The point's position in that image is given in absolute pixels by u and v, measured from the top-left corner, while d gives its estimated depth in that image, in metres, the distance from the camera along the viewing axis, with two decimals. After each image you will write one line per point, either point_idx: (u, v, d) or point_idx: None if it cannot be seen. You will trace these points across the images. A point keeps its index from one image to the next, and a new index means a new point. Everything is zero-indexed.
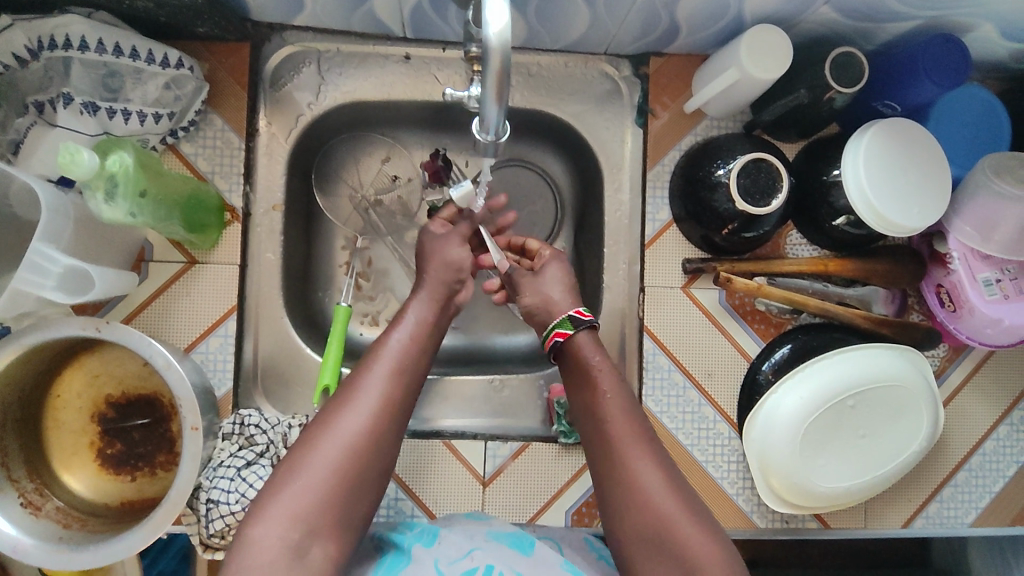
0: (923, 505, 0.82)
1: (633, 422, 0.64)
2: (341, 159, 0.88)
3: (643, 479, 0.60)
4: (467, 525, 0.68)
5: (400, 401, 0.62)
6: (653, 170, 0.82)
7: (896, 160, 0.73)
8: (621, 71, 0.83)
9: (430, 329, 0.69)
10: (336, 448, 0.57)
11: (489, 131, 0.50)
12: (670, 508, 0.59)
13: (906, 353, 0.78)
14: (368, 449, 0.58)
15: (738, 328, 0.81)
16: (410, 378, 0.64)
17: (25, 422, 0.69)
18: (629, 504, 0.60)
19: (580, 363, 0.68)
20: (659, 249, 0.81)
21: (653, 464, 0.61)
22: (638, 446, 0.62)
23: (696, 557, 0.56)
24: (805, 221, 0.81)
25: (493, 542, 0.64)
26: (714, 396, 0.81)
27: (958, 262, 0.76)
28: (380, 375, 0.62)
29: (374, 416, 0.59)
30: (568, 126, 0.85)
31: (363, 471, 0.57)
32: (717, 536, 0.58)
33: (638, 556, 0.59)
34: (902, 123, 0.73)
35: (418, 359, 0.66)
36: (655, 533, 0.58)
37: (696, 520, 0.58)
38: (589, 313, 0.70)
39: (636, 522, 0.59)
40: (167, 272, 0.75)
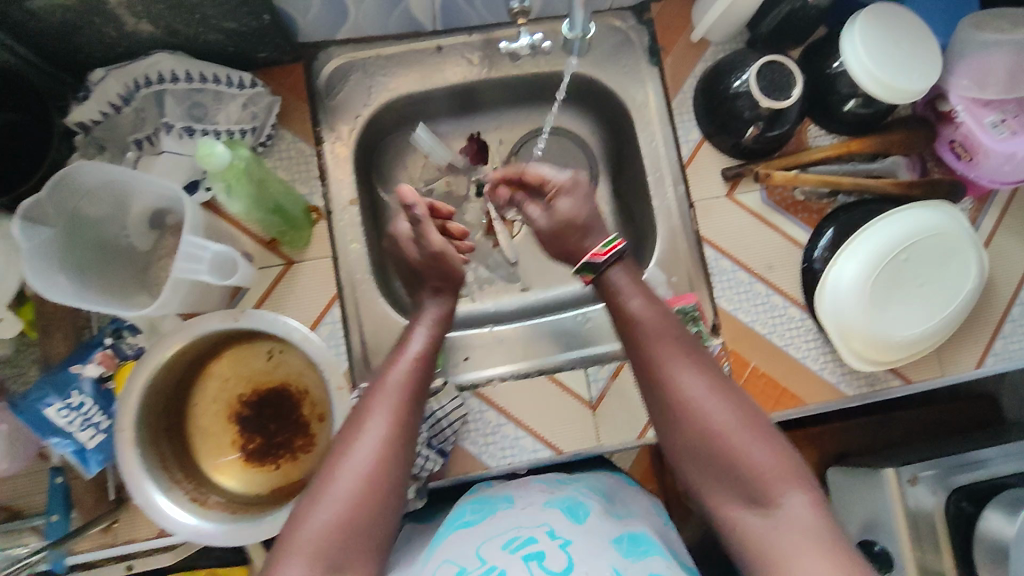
0: (989, 344, 0.89)
1: (678, 346, 0.69)
2: (393, 156, 0.98)
3: (694, 400, 0.65)
4: (527, 496, 0.74)
5: (405, 427, 0.66)
6: (676, 98, 0.91)
7: (883, 57, 0.81)
8: (627, 22, 0.93)
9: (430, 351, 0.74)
10: (357, 472, 0.61)
11: (577, 30, 0.73)
12: (729, 425, 0.63)
13: (941, 206, 0.85)
14: (381, 478, 0.62)
15: (785, 221, 0.89)
16: (417, 390, 0.68)
17: (173, 431, 0.75)
18: (687, 429, 0.65)
19: (617, 301, 0.74)
20: (698, 165, 0.90)
21: (703, 384, 0.66)
22: (689, 374, 0.66)
23: (756, 472, 0.61)
24: (820, 114, 0.90)
25: (548, 510, 0.69)
26: (779, 285, 0.87)
27: (963, 115, 0.84)
28: (387, 406, 0.66)
29: (378, 453, 0.63)
30: (591, 79, 0.94)
31: (379, 494, 0.61)
32: (774, 450, 0.62)
33: (703, 476, 0.64)
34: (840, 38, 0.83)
35: (421, 378, 0.70)
36: (711, 445, 0.63)
37: (753, 433, 0.63)
38: (605, 252, 0.76)
39: (695, 442, 0.64)
40: (270, 275, 0.82)
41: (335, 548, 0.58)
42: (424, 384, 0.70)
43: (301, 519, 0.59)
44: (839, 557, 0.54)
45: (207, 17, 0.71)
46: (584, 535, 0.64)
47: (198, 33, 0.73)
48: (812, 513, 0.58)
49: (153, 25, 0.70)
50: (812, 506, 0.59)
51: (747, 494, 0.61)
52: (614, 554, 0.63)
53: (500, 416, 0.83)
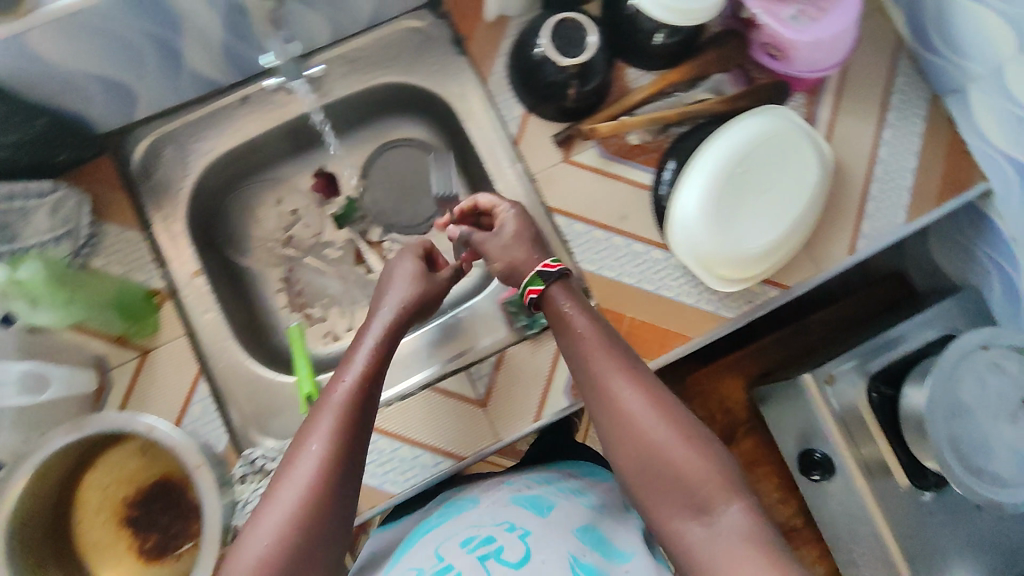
0: (857, 228, 0.89)
1: (615, 357, 0.69)
2: (238, 217, 0.97)
3: (635, 414, 0.66)
4: (495, 496, 0.78)
5: (350, 445, 0.62)
6: (490, 82, 0.90)
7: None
8: (425, 20, 0.92)
9: (376, 357, 0.68)
10: (301, 482, 0.59)
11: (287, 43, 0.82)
12: (665, 438, 0.65)
13: (771, 109, 0.85)
14: (327, 491, 0.59)
15: (626, 168, 0.88)
16: (370, 398, 0.66)
17: (59, 555, 0.73)
18: (631, 445, 0.66)
19: (561, 312, 0.73)
20: (529, 139, 0.89)
21: (636, 395, 0.67)
22: (630, 390, 0.67)
23: (696, 481, 0.62)
24: (633, 56, 0.89)
25: (512, 505, 0.75)
26: (637, 233, 0.87)
27: (763, 16, 0.83)
28: (326, 428, 0.62)
29: (325, 457, 0.60)
30: (409, 84, 0.94)
31: (327, 503, 0.59)
32: (699, 450, 0.64)
33: (650, 496, 0.65)
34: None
35: (369, 405, 0.65)
36: (655, 467, 0.64)
37: (686, 442, 0.64)
38: (554, 264, 0.74)
39: (635, 463, 0.65)
40: (128, 371, 0.80)
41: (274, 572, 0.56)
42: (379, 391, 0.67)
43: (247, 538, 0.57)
44: (774, 559, 0.57)
45: None
46: (546, 527, 0.69)
47: None
48: (748, 522, 0.60)
49: None
50: (748, 512, 0.61)
51: (693, 506, 0.62)
52: (574, 541, 0.68)
53: (394, 441, 0.80)
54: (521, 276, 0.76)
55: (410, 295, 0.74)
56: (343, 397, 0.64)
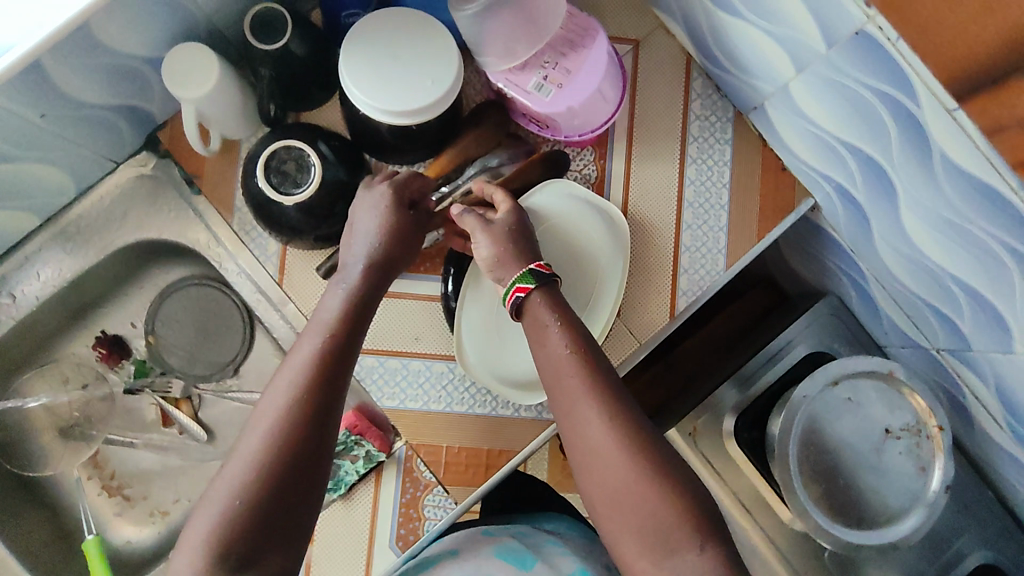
0: (675, 286, 0.80)
1: (594, 365, 0.59)
2: (24, 415, 0.89)
3: (600, 429, 0.57)
4: (476, 547, 0.69)
5: (311, 414, 0.54)
6: (235, 220, 0.81)
7: (413, 71, 0.70)
8: (148, 163, 0.82)
9: (362, 307, 0.61)
10: (247, 457, 0.52)
11: None
12: (627, 464, 0.55)
13: (541, 192, 0.78)
14: (278, 471, 0.52)
15: (408, 283, 0.79)
16: (351, 339, 0.59)
17: None
18: (594, 477, 0.57)
19: (539, 326, 0.62)
20: (292, 276, 0.80)
21: (607, 402, 0.57)
22: (604, 400, 0.57)
23: (664, 516, 0.54)
24: (388, 154, 0.78)
25: (495, 559, 0.67)
26: (434, 351, 0.78)
27: (509, 90, 0.73)
28: (295, 381, 0.55)
29: (283, 421, 0.53)
30: (154, 236, 0.84)
31: (286, 476, 0.52)
32: (679, 484, 0.55)
33: (613, 519, 0.55)
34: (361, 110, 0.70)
35: (342, 365, 0.57)
36: (625, 485, 0.55)
37: (659, 465, 0.55)
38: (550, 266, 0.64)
39: (607, 483, 0.56)
40: None
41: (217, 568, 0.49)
42: (358, 333, 0.60)
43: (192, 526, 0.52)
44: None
45: None
46: None
47: None
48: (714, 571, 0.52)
49: None
50: (712, 561, 0.53)
51: (657, 548, 0.53)
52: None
53: None
54: (505, 272, 0.65)
55: (380, 224, 0.65)
56: (315, 354, 0.56)
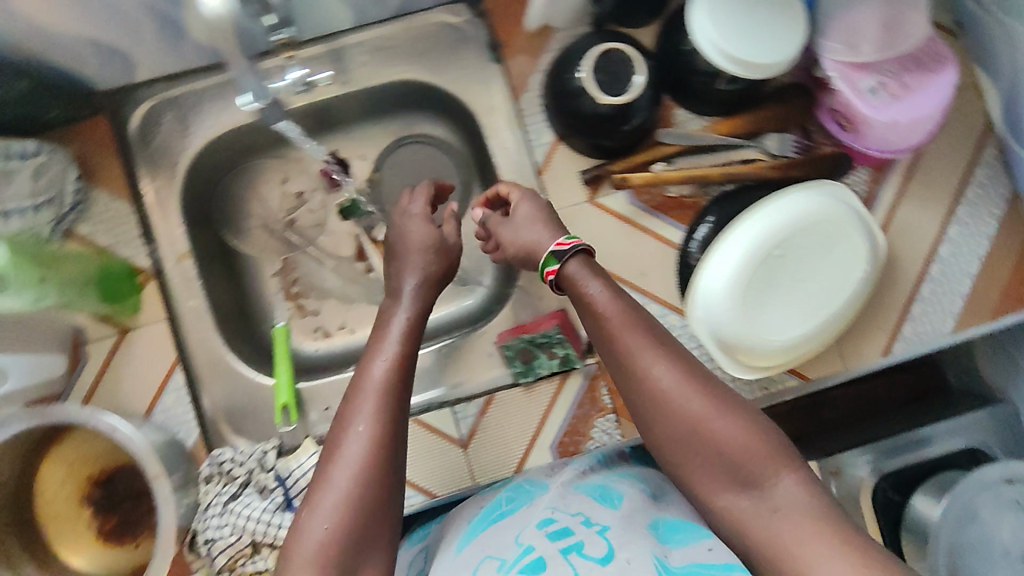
0: (897, 329, 0.81)
1: (646, 326, 0.61)
2: (241, 194, 0.92)
3: (663, 388, 0.57)
4: (563, 470, 0.70)
5: (390, 424, 0.58)
6: (523, 98, 0.82)
7: (776, 28, 0.71)
8: (461, 15, 0.83)
9: (411, 332, 0.67)
10: (352, 469, 0.55)
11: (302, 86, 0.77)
12: (691, 407, 0.56)
13: (821, 187, 0.76)
14: (372, 485, 0.55)
15: (658, 223, 0.81)
16: (403, 374, 0.63)
17: (20, 523, 0.74)
18: (658, 418, 0.57)
19: (580, 293, 0.65)
20: (554, 171, 0.81)
21: (672, 369, 0.58)
22: (652, 355, 0.59)
23: (738, 454, 0.54)
24: (685, 96, 0.79)
25: (581, 497, 0.61)
26: (655, 292, 0.81)
27: (838, 81, 0.73)
28: (367, 409, 0.59)
29: (373, 438, 0.57)
30: (433, 85, 0.85)
31: (386, 485, 0.56)
32: (751, 423, 0.55)
33: (691, 463, 0.56)
34: (701, 44, 0.72)
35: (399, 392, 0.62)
36: (697, 438, 0.55)
37: (728, 410, 0.56)
38: (569, 242, 0.66)
39: (673, 435, 0.56)
40: (104, 349, 0.78)
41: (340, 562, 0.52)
42: (405, 382, 0.63)
43: (300, 527, 0.54)
44: (855, 546, 0.47)
45: None
46: (623, 523, 0.55)
47: None
48: (808, 496, 0.51)
49: None
50: (803, 485, 0.52)
51: (735, 478, 0.54)
52: (649, 541, 0.54)
53: None
54: (538, 255, 0.69)
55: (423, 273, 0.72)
56: (380, 381, 0.61)
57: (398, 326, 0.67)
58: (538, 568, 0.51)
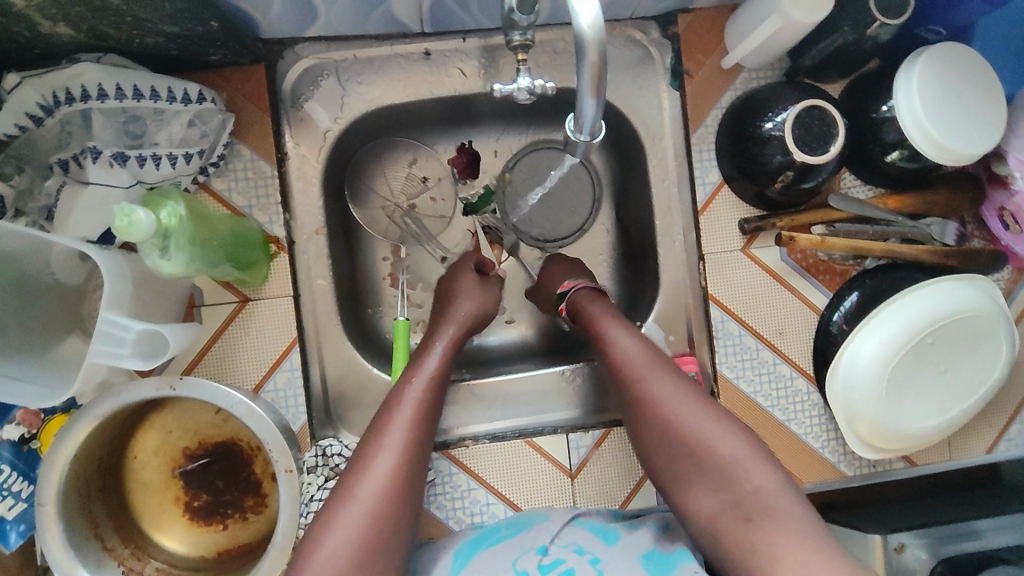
0: (1004, 428, 0.82)
1: (656, 356, 0.66)
2: (369, 169, 0.87)
3: (664, 402, 0.62)
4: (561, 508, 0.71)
5: (415, 452, 0.60)
6: (696, 132, 0.79)
7: (979, 120, 0.71)
8: (649, 34, 0.79)
9: (441, 374, 0.68)
10: (378, 471, 0.57)
11: (583, 131, 0.53)
12: (697, 423, 0.60)
13: (975, 281, 0.76)
14: (394, 508, 0.56)
15: (806, 284, 0.80)
16: (436, 397, 0.66)
17: (109, 492, 0.68)
18: (662, 425, 0.62)
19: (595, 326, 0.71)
20: (713, 213, 0.79)
21: (674, 388, 0.63)
22: (660, 374, 0.64)
23: (734, 468, 0.57)
24: (857, 162, 0.80)
25: (577, 528, 0.66)
26: (788, 353, 0.80)
27: (1021, 183, 0.74)
28: (399, 430, 0.61)
29: (396, 466, 0.58)
30: (601, 100, 0.81)
31: (406, 493, 0.58)
32: (746, 439, 0.59)
33: (684, 468, 0.59)
34: (903, 118, 0.72)
35: (427, 422, 0.63)
36: (692, 445, 0.59)
37: (725, 422, 0.60)
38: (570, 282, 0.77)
39: (676, 452, 0.60)
40: (221, 315, 0.73)
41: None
42: (433, 412, 0.65)
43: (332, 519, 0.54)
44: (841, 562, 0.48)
45: (143, 21, 0.57)
46: (618, 556, 0.61)
47: (131, 36, 0.60)
48: (802, 509, 0.53)
49: (73, 30, 0.56)
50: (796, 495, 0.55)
51: (732, 496, 0.56)
52: (642, 573, 0.58)
53: (472, 480, 0.77)
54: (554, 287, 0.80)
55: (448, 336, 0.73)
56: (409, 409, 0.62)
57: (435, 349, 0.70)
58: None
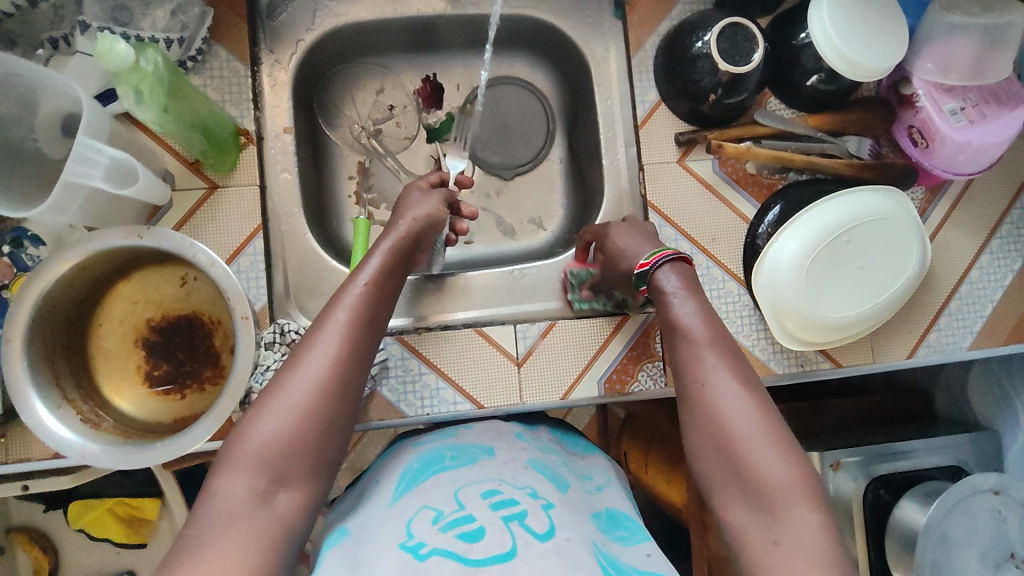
0: (923, 336, 0.89)
1: (711, 325, 0.62)
2: (339, 91, 0.93)
3: (705, 375, 0.58)
4: (512, 441, 0.74)
5: (350, 363, 0.59)
6: (637, 56, 0.87)
7: (890, 27, 0.80)
8: None
9: (386, 286, 0.66)
10: (298, 396, 0.55)
11: None
12: (745, 428, 0.55)
13: (890, 192, 0.84)
14: (326, 409, 0.56)
15: (736, 196, 0.87)
16: (372, 319, 0.63)
17: (72, 351, 0.72)
18: (699, 416, 0.57)
19: (663, 303, 0.65)
20: (652, 128, 0.86)
21: (724, 370, 0.58)
22: (722, 369, 0.58)
23: (767, 482, 0.52)
24: (783, 87, 0.86)
25: (531, 471, 0.67)
26: (720, 258, 0.86)
27: (924, 99, 0.82)
28: (334, 342, 0.59)
29: (331, 373, 0.57)
30: (552, 27, 0.90)
31: (330, 422, 0.56)
32: (792, 455, 0.53)
33: (708, 462, 0.56)
34: (818, 42, 0.79)
35: (367, 333, 0.61)
36: (721, 438, 0.55)
37: (776, 444, 0.53)
38: (650, 261, 0.67)
39: (703, 436, 0.56)
40: (191, 199, 0.78)
41: (278, 466, 0.53)
42: (374, 326, 0.63)
43: (244, 434, 0.54)
44: None
45: None
46: (566, 505, 0.62)
47: None
48: (818, 533, 0.49)
49: None
50: (821, 524, 0.50)
51: (754, 499, 0.52)
52: (595, 528, 0.61)
53: (423, 365, 0.82)
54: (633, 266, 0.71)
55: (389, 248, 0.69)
56: (347, 320, 0.60)
57: (374, 268, 0.66)
58: (479, 531, 0.55)
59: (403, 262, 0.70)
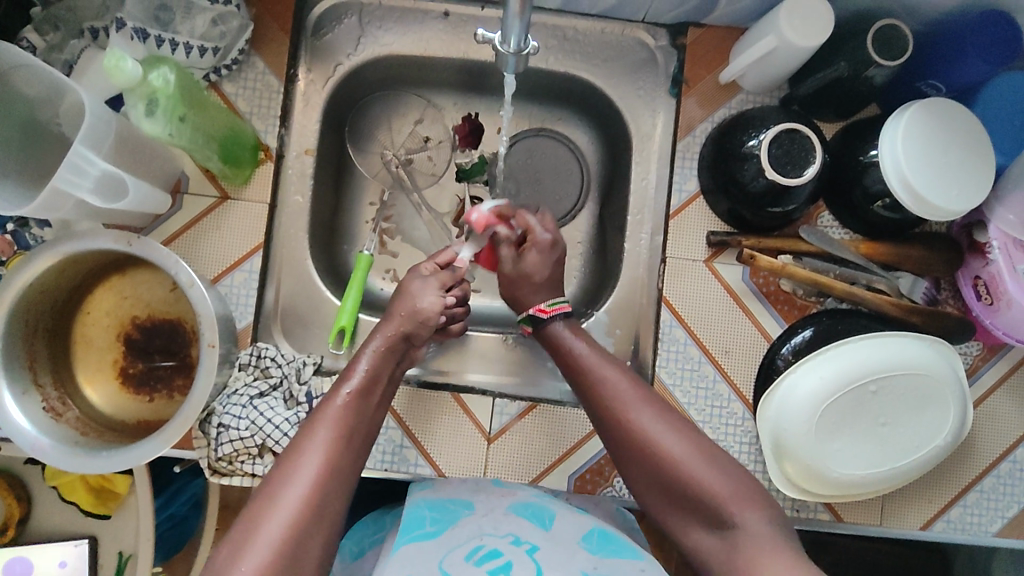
0: (944, 508, 0.79)
1: (624, 374, 0.69)
2: (376, 117, 0.91)
3: (643, 431, 0.65)
4: (491, 490, 0.71)
5: (338, 454, 0.61)
6: (683, 140, 0.81)
7: (974, 150, 0.70)
8: (657, 40, 0.83)
9: (380, 376, 0.69)
10: (290, 507, 0.57)
11: (510, 45, 0.58)
12: (679, 454, 0.63)
13: (936, 345, 0.75)
14: (318, 497, 0.58)
15: (762, 310, 0.79)
16: (361, 413, 0.65)
17: (55, 335, 0.73)
18: (637, 460, 0.64)
19: (559, 345, 0.72)
20: (684, 220, 0.80)
21: (648, 415, 0.65)
22: (632, 403, 0.66)
23: (714, 499, 0.61)
24: (839, 203, 0.78)
25: (510, 515, 0.66)
26: (730, 374, 0.79)
27: (997, 253, 0.72)
28: (321, 434, 0.62)
29: (324, 462, 0.60)
30: (601, 92, 0.85)
31: (314, 541, 0.57)
32: (730, 472, 0.62)
33: (660, 504, 0.64)
34: (885, 165, 0.71)
35: (357, 412, 0.65)
36: (661, 473, 0.63)
37: (709, 460, 0.63)
38: (548, 311, 0.74)
39: (647, 478, 0.64)
40: (201, 205, 0.77)
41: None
42: (362, 411, 0.66)
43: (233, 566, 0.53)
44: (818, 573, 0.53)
45: None
46: (553, 544, 0.62)
47: None
48: (769, 530, 0.58)
49: None
50: (767, 521, 0.59)
51: (708, 519, 0.61)
52: (584, 555, 0.61)
53: (391, 419, 0.78)
54: (523, 306, 0.77)
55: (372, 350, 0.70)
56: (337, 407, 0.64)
57: (362, 370, 0.68)
58: None
59: (396, 357, 0.71)
